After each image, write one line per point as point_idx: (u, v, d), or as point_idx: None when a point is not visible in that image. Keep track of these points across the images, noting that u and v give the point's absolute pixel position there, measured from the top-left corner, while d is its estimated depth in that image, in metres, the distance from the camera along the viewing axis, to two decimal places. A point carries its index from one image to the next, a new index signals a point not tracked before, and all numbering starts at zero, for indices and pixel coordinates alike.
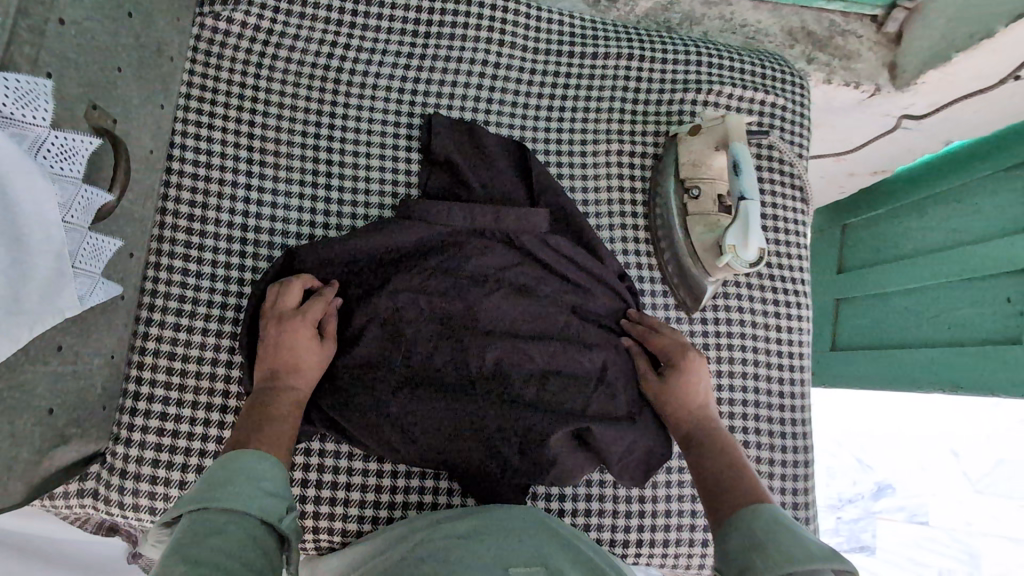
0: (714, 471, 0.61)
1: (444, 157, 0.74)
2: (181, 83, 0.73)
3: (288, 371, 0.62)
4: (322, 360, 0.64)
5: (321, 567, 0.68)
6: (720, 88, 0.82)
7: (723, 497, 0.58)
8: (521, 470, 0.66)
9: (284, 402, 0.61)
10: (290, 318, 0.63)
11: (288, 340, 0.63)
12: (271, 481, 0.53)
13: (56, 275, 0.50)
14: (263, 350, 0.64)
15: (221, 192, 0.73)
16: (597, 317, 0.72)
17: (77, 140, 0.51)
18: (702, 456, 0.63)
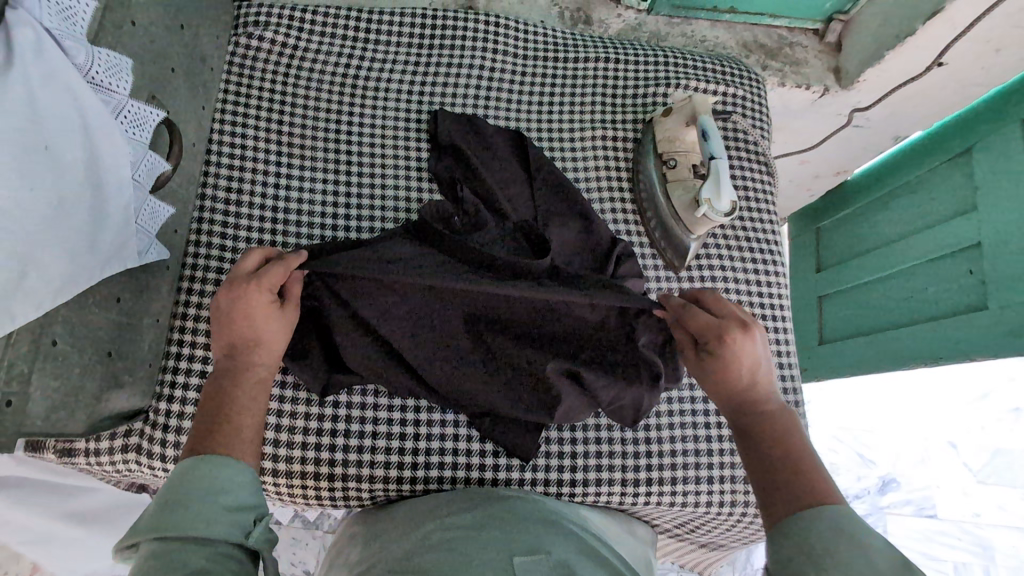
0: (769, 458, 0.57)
1: (450, 143, 0.84)
2: (218, 90, 0.84)
3: (247, 345, 0.61)
4: (281, 326, 0.62)
5: (367, 517, 0.74)
6: (685, 82, 0.95)
7: (778, 491, 0.54)
8: (530, 408, 0.73)
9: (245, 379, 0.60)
10: (243, 282, 0.60)
11: (242, 308, 0.60)
12: (232, 491, 0.52)
13: (124, 230, 0.58)
14: (216, 322, 0.61)
15: (253, 178, 0.81)
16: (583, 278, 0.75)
17: (146, 111, 0.60)
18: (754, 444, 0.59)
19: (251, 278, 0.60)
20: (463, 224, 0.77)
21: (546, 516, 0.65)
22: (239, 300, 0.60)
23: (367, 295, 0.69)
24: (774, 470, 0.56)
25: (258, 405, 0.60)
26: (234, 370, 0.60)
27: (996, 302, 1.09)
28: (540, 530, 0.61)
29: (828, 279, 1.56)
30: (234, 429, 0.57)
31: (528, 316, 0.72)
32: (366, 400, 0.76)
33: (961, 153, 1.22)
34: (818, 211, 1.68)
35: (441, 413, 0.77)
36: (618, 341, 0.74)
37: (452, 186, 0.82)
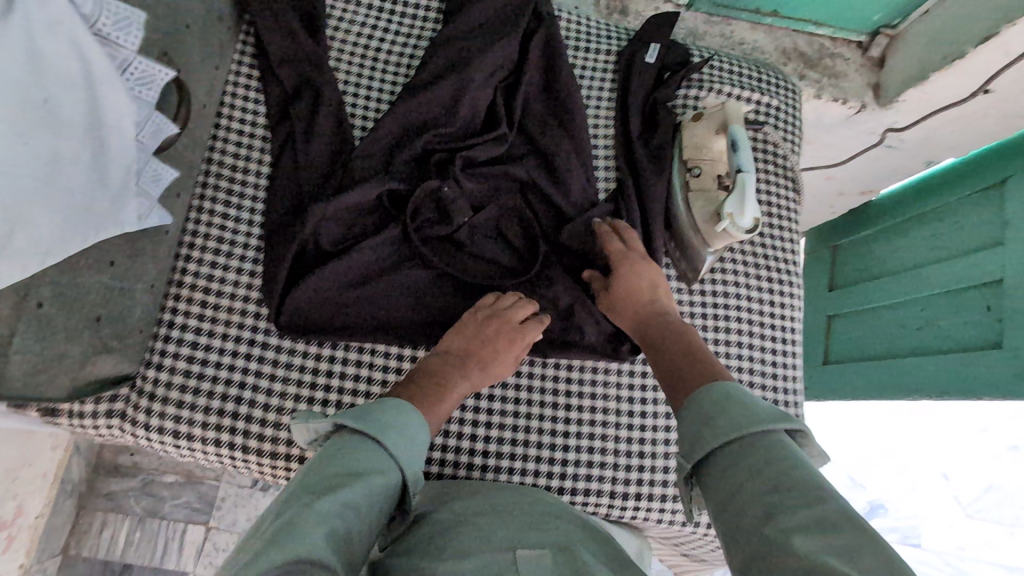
0: (679, 360, 0.64)
1: (455, 37, 0.82)
2: (235, 51, 0.81)
3: (469, 361, 0.70)
4: (508, 364, 0.73)
5: None
6: (720, 86, 0.90)
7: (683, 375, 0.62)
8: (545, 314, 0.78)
9: (435, 385, 0.68)
10: (495, 314, 0.73)
11: (498, 336, 0.71)
12: (413, 442, 0.62)
13: (121, 189, 0.56)
14: (450, 334, 0.73)
15: (259, 146, 0.79)
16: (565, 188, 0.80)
17: (157, 70, 0.57)
18: (666, 348, 0.67)
19: (502, 311, 0.73)
20: (459, 123, 0.79)
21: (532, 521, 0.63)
22: (500, 312, 0.73)
23: (370, 160, 0.77)
24: (684, 363, 0.63)
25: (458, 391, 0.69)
26: (440, 378, 0.69)
27: (1009, 343, 1.07)
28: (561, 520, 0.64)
29: (839, 300, 1.53)
30: (433, 396, 0.67)
31: (485, 34, 0.82)
32: (357, 388, 0.73)
33: (994, 185, 1.18)
34: (838, 229, 1.64)
35: None
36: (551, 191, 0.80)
37: (494, 108, 0.82)
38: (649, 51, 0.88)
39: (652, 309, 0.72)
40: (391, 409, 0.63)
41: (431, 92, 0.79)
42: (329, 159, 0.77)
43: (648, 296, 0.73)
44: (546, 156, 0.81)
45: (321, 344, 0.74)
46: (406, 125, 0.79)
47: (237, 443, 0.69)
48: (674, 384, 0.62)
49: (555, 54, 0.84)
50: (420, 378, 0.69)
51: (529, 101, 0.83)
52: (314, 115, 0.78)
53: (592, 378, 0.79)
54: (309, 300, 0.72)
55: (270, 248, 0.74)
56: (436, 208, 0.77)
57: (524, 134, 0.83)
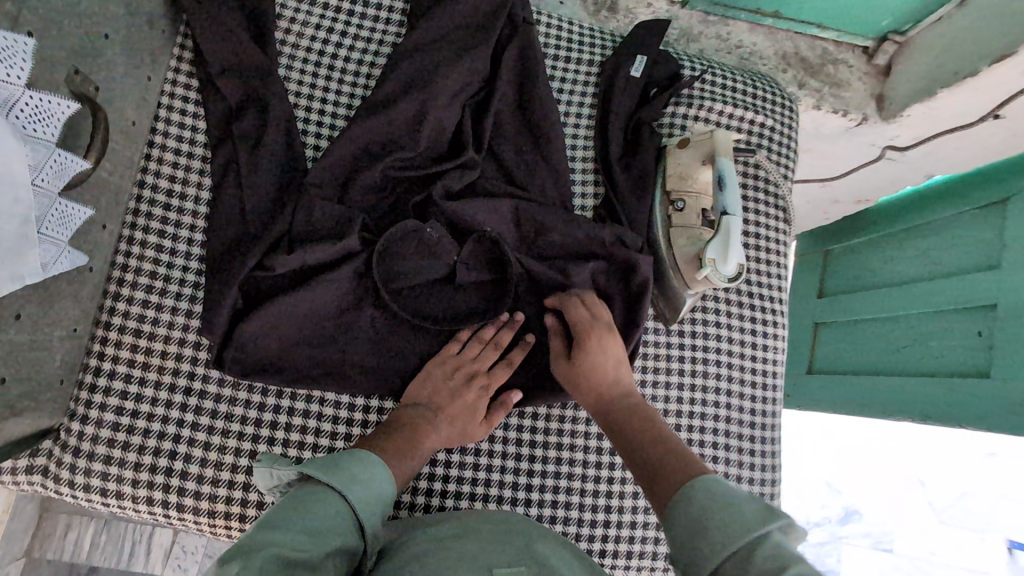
0: (649, 450, 0.58)
1: (418, 49, 0.73)
2: (170, 57, 0.73)
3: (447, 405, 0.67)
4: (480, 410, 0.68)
5: None
6: (711, 104, 0.82)
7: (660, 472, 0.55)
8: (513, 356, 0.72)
9: (415, 431, 0.64)
10: (483, 351, 0.70)
11: (479, 373, 0.69)
12: (382, 499, 0.58)
13: (19, 242, 0.48)
14: (421, 380, 0.68)
15: (197, 168, 0.71)
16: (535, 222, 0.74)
17: (56, 103, 0.50)
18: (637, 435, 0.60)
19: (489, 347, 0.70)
20: (421, 148, 0.72)
21: (512, 539, 0.58)
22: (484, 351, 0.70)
23: (323, 187, 0.70)
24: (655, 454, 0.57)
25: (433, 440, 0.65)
26: (419, 420, 0.65)
27: (998, 372, 1.03)
28: (540, 549, 0.57)
29: (828, 311, 1.48)
30: (416, 444, 0.64)
31: (452, 44, 0.74)
32: (305, 440, 0.67)
33: (995, 205, 1.12)
34: (830, 236, 1.58)
35: None
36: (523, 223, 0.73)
37: (461, 129, 0.74)
38: (635, 64, 0.80)
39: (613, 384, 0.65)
40: (356, 460, 0.58)
41: (390, 112, 0.71)
42: (277, 185, 0.70)
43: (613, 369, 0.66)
44: (517, 185, 0.75)
45: (266, 391, 0.67)
46: (363, 150, 0.72)
47: (171, 500, 0.64)
48: (653, 482, 0.55)
49: (530, 68, 0.76)
50: (402, 425, 0.65)
51: (500, 121, 0.76)
52: (260, 135, 0.70)
53: (559, 426, 0.74)
54: (256, 345, 0.66)
55: (208, 284, 0.66)
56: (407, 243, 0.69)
57: (494, 158, 0.75)
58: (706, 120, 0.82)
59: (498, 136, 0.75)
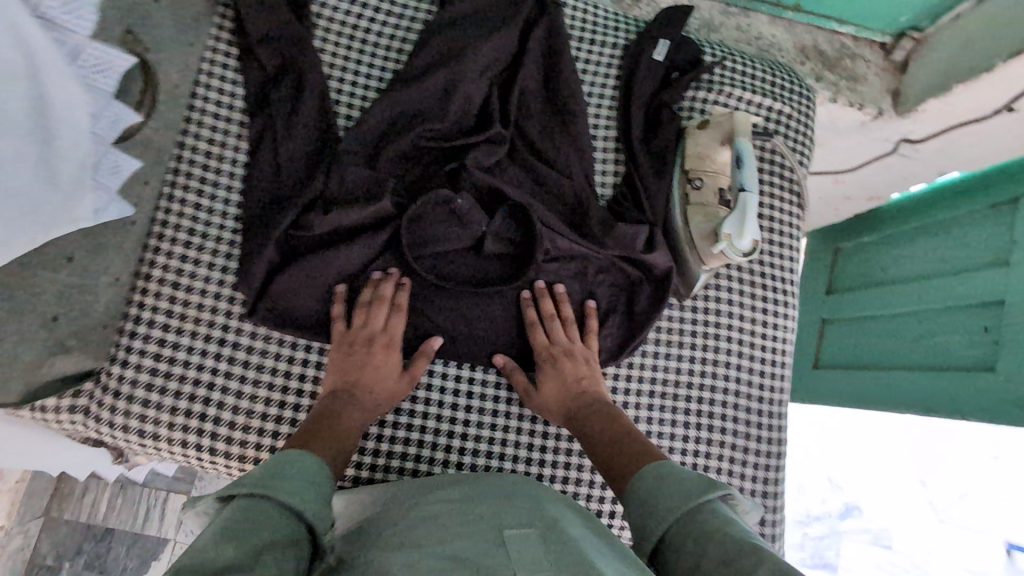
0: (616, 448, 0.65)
1: (449, 25, 0.76)
2: (211, 25, 0.75)
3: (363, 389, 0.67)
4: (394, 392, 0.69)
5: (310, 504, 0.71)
6: (729, 89, 0.85)
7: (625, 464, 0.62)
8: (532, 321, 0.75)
9: (349, 417, 0.65)
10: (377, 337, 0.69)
11: (371, 362, 0.68)
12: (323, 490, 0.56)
13: (78, 184, 0.52)
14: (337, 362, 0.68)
15: (235, 131, 0.74)
16: (557, 195, 0.76)
17: (114, 56, 0.52)
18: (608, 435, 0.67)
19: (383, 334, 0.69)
20: (450, 119, 0.75)
21: (515, 497, 0.61)
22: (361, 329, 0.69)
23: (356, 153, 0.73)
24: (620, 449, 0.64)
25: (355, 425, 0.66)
26: (343, 405, 0.66)
27: (1003, 366, 1.05)
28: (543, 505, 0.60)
29: (836, 306, 1.50)
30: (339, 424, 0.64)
31: (483, 22, 0.76)
32: None
33: (1006, 203, 1.14)
34: (841, 232, 1.60)
35: (410, 413, 0.73)
36: (546, 195, 0.76)
37: (488, 103, 0.77)
38: (657, 47, 0.83)
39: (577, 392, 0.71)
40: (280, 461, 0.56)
41: (421, 84, 0.74)
42: (311, 150, 0.73)
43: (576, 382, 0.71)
44: (541, 158, 0.77)
45: (296, 346, 0.71)
46: (394, 120, 0.75)
47: (205, 444, 0.67)
48: (614, 473, 0.62)
49: (557, 47, 0.79)
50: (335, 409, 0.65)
51: (526, 97, 0.78)
52: (296, 101, 0.73)
53: None
54: (293, 300, 0.70)
55: (245, 241, 0.70)
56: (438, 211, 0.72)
57: (519, 132, 0.78)
58: (725, 104, 0.84)
59: (524, 112, 0.78)
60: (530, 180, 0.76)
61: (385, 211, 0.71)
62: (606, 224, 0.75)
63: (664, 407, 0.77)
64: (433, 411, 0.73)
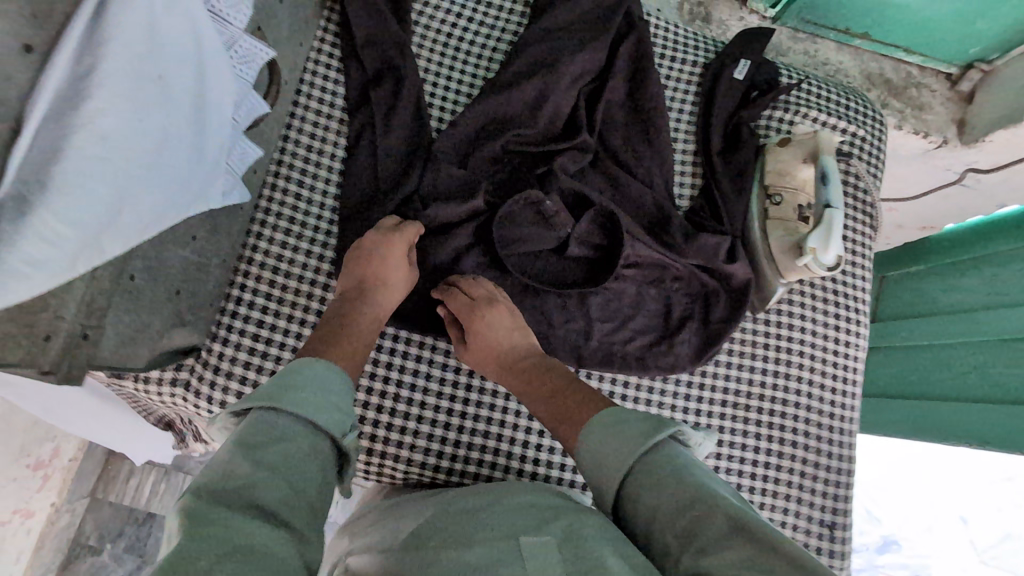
0: (557, 404, 0.64)
1: (542, 37, 0.79)
2: (318, 28, 0.80)
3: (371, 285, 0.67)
4: (404, 283, 0.70)
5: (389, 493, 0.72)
6: (807, 110, 0.86)
7: (568, 421, 0.62)
8: (609, 327, 0.77)
9: (357, 321, 0.65)
10: (382, 236, 0.69)
11: (382, 260, 0.68)
12: (343, 400, 0.56)
13: (215, 167, 0.55)
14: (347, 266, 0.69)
15: (333, 128, 0.78)
16: (638, 205, 0.78)
17: (258, 50, 0.56)
18: (541, 391, 0.66)
19: (384, 236, 0.69)
20: (540, 126, 0.78)
21: (546, 502, 0.58)
22: (372, 239, 0.69)
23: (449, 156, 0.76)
24: (563, 406, 0.63)
25: (369, 324, 0.66)
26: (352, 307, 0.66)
27: None
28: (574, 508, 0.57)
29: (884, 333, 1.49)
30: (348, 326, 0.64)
31: (575, 35, 0.79)
32: (417, 382, 0.75)
33: None
34: None
35: (489, 407, 0.75)
36: (628, 204, 0.78)
37: (575, 113, 0.79)
38: (739, 67, 0.85)
39: (506, 347, 0.70)
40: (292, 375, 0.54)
41: (515, 91, 0.77)
42: (405, 149, 0.76)
43: (502, 340, 0.70)
44: (624, 168, 0.80)
45: (385, 336, 0.75)
46: (485, 124, 0.78)
47: None
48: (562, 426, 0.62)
49: (644, 62, 0.81)
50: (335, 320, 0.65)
51: (611, 110, 0.81)
52: (394, 102, 0.77)
53: (647, 397, 0.77)
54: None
55: (343, 232, 0.73)
56: (529, 212, 0.75)
57: (603, 141, 0.81)
58: (802, 125, 0.86)
59: (609, 123, 0.81)
60: (612, 188, 0.79)
61: (476, 209, 0.74)
62: (688, 234, 0.76)
63: (735, 417, 0.77)
64: (510, 406, 0.76)
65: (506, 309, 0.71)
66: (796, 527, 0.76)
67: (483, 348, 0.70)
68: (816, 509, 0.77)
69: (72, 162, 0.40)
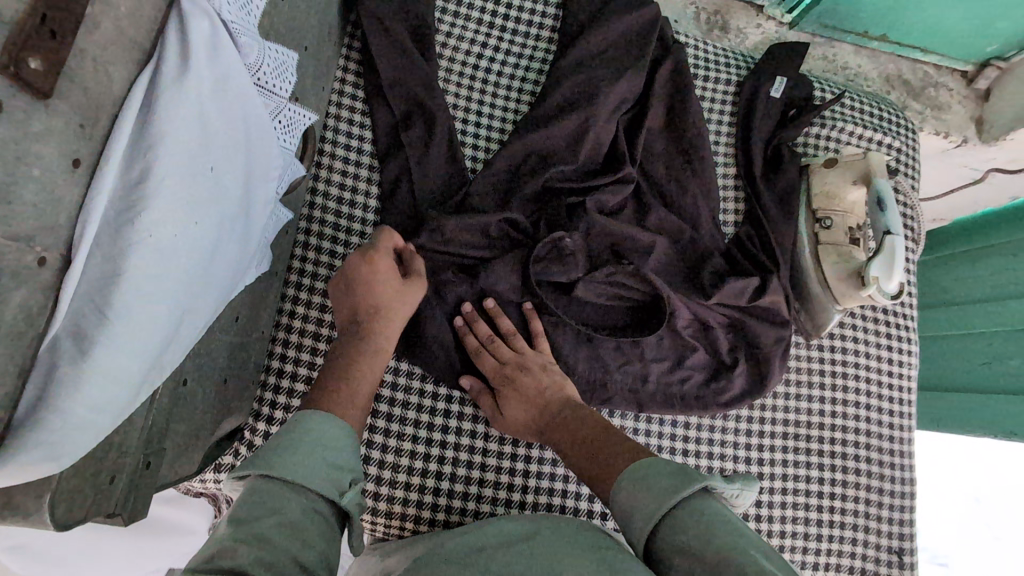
0: (588, 447, 0.60)
1: (577, 67, 0.76)
2: (337, 69, 0.74)
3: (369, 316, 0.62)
4: (405, 295, 0.64)
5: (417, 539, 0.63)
6: (843, 125, 0.84)
7: (601, 468, 0.58)
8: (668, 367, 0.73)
9: (363, 357, 0.61)
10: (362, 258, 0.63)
11: (366, 281, 0.62)
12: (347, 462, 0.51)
13: (260, 247, 0.50)
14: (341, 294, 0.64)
15: (362, 176, 0.73)
16: (688, 237, 0.75)
17: (299, 114, 0.51)
18: (576, 431, 0.62)
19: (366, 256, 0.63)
20: (582, 162, 0.74)
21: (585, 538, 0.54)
22: (357, 264, 0.63)
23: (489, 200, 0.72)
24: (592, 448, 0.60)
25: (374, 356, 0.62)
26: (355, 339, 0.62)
27: None
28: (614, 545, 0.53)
29: None
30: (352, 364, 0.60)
31: (611, 63, 0.76)
32: (475, 443, 0.69)
33: None
34: None
35: (552, 463, 0.70)
36: (677, 239, 0.75)
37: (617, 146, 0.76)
38: (774, 84, 0.82)
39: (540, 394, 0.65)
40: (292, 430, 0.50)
41: (555, 125, 0.73)
42: (442, 195, 0.72)
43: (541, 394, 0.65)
44: (670, 200, 0.77)
45: (437, 396, 0.70)
46: (524, 163, 0.73)
47: None
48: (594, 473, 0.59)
49: (681, 87, 0.78)
50: (340, 358, 0.61)
51: (651, 139, 0.78)
52: (426, 145, 0.72)
53: (709, 437, 0.74)
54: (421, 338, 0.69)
55: None
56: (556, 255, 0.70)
57: (646, 173, 0.77)
58: (840, 141, 0.84)
59: (652, 154, 0.78)
60: (660, 222, 0.75)
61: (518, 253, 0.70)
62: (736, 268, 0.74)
63: (797, 449, 0.76)
64: None
65: (542, 368, 0.67)
66: (865, 556, 0.75)
67: (526, 404, 0.65)
68: (883, 535, 0.76)
69: (133, 283, 0.34)
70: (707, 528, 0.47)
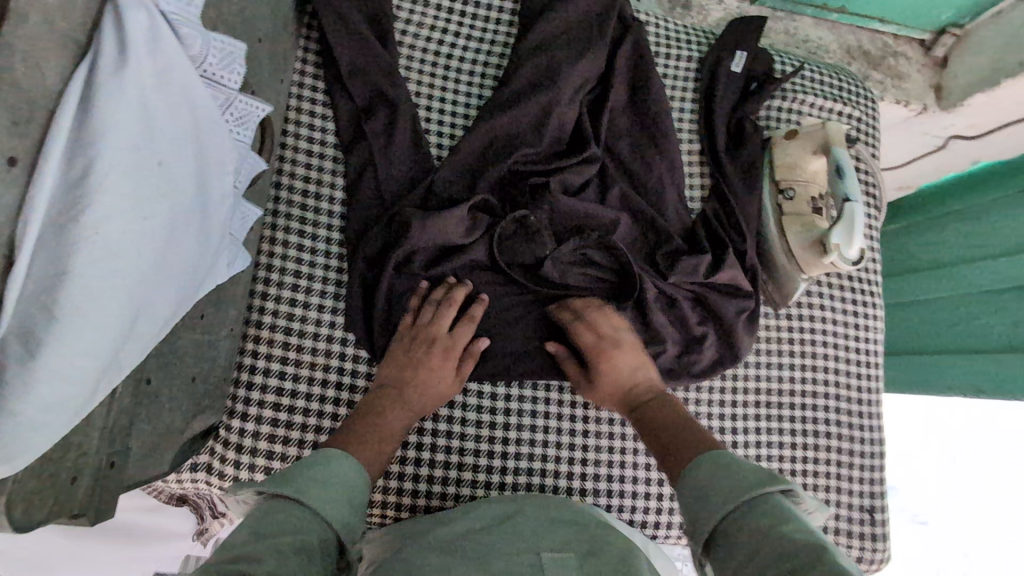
0: (673, 433, 0.61)
1: (537, 49, 0.75)
2: (296, 61, 0.74)
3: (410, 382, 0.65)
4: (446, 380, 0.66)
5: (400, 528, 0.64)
6: (804, 96, 0.86)
7: (678, 454, 0.58)
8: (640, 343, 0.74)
9: (391, 419, 0.63)
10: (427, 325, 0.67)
11: (420, 346, 0.66)
12: (354, 488, 0.53)
13: (219, 244, 0.50)
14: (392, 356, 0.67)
15: (327, 167, 0.72)
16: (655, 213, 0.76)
17: (254, 106, 0.49)
18: (658, 418, 0.64)
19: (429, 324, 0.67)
20: (547, 143, 0.74)
21: (565, 517, 0.54)
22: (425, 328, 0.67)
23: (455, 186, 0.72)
24: (680, 436, 0.60)
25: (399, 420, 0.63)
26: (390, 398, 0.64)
27: None
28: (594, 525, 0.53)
29: None
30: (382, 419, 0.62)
31: (572, 44, 0.76)
32: (451, 429, 0.70)
33: None
34: None
35: (529, 444, 0.71)
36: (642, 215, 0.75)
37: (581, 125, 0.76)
38: (735, 59, 0.83)
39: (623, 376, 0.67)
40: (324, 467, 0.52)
41: (517, 108, 0.73)
42: (408, 183, 0.71)
43: (632, 376, 0.68)
44: (635, 177, 0.77)
45: None
46: (489, 147, 0.73)
47: None
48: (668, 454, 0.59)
49: (643, 65, 0.79)
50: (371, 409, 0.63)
51: (615, 118, 0.78)
52: (389, 133, 0.71)
53: None
54: (389, 328, 0.69)
55: (353, 277, 0.68)
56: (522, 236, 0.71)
57: (612, 151, 0.78)
58: (801, 112, 0.86)
59: (615, 132, 0.78)
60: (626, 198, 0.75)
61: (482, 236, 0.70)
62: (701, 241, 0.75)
63: (769, 417, 0.77)
64: (550, 439, 0.72)
65: (621, 348, 0.69)
66: (838, 516, 0.78)
67: (615, 384, 0.68)
68: (854, 495, 0.79)
69: (80, 284, 0.34)
70: (766, 518, 0.46)
